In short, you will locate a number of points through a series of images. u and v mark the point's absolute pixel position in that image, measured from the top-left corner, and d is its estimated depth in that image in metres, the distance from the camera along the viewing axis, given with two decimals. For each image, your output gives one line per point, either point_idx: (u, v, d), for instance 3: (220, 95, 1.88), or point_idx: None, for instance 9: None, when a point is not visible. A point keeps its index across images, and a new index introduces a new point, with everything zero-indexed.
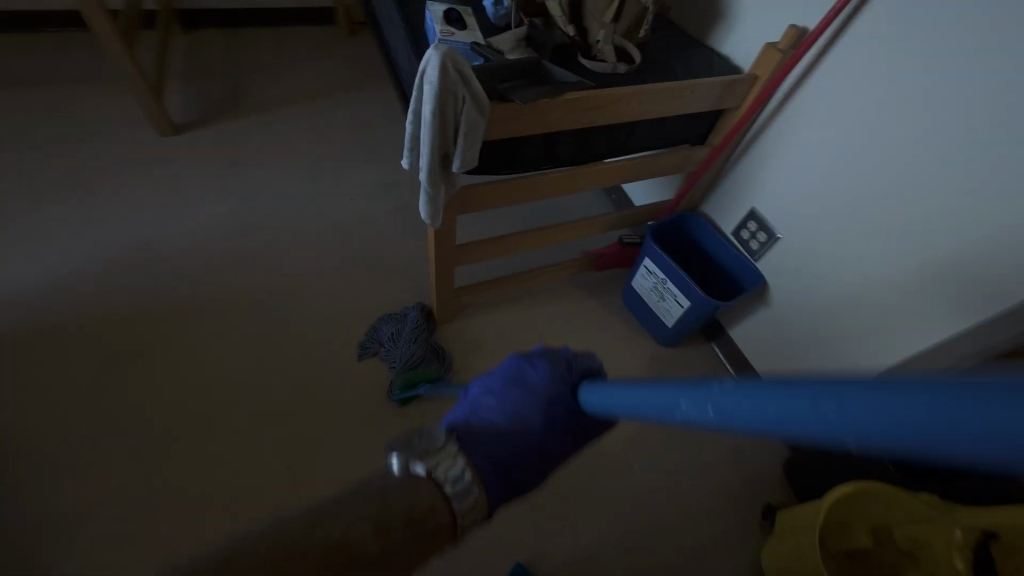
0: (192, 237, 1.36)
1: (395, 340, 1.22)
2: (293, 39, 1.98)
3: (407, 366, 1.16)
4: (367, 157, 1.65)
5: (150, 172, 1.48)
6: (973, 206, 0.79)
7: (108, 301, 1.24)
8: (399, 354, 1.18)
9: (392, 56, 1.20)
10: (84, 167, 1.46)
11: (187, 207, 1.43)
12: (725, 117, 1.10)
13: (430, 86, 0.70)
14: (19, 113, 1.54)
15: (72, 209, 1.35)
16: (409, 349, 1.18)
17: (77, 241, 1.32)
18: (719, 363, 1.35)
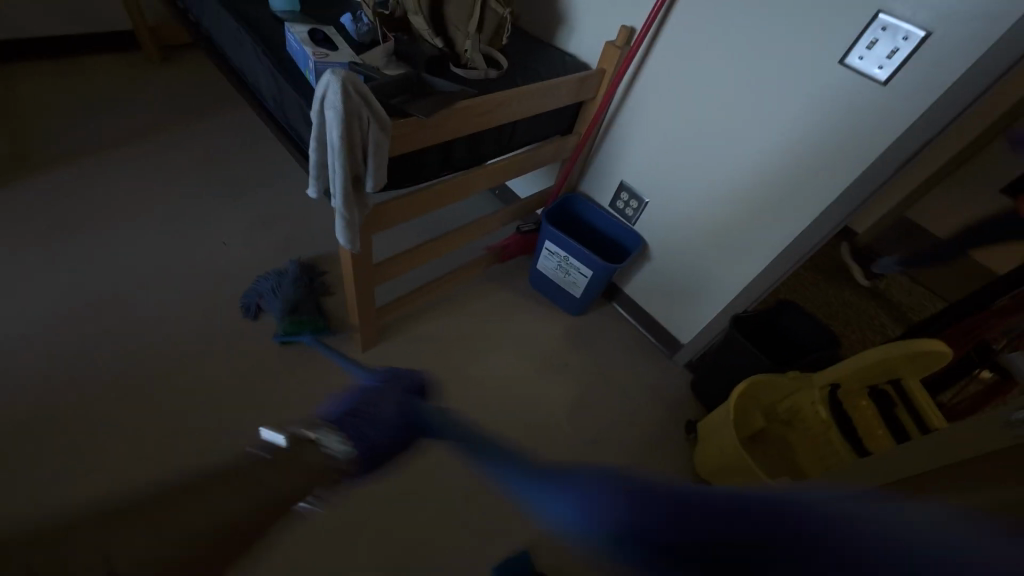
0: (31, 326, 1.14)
1: (276, 290, 1.29)
2: (104, 77, 1.74)
3: (288, 308, 1.24)
4: (232, 198, 1.52)
5: None
6: (772, 148, 1.05)
7: None
8: (281, 296, 1.27)
9: (251, 83, 1.13)
10: None
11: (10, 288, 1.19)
12: (585, 106, 1.27)
13: (334, 111, 0.70)
14: None
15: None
16: (292, 294, 1.27)
17: None
18: (623, 319, 1.54)
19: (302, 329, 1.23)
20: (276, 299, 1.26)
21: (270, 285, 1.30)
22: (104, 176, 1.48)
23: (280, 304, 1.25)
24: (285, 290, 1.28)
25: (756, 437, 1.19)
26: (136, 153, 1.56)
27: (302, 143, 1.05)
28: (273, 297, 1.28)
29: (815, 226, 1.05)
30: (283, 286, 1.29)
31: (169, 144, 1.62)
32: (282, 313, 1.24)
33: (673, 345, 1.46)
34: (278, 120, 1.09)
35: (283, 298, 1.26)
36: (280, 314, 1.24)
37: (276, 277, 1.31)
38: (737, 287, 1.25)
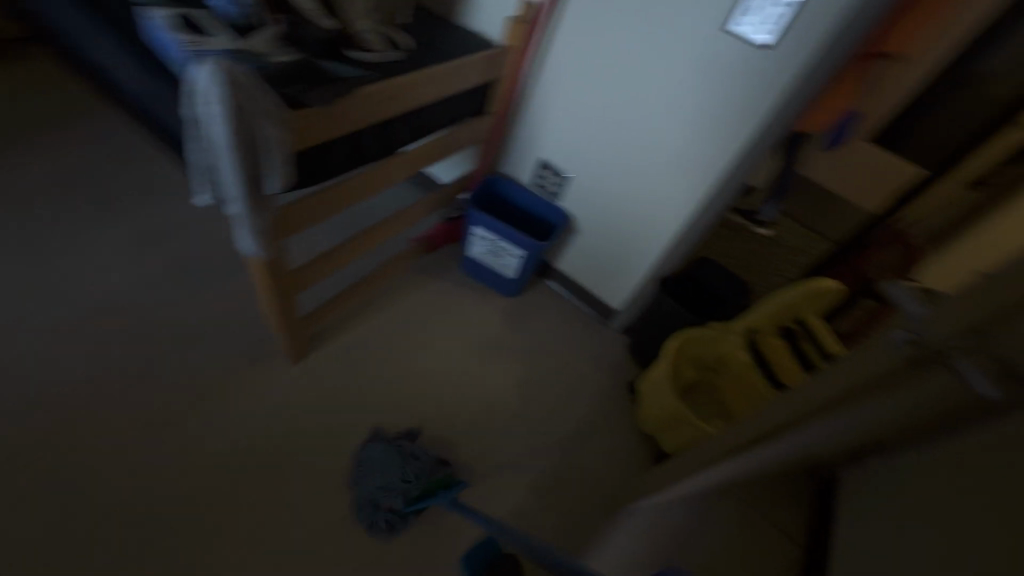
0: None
1: (382, 483, 1.02)
2: None
3: (395, 488, 1.01)
4: (113, 217, 1.35)
5: None
6: (676, 116, 1.11)
7: None
8: (389, 481, 1.02)
9: (113, 80, 0.98)
10: None
11: None
12: (496, 85, 1.25)
13: (218, 106, 0.62)
14: None
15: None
16: (395, 476, 1.02)
17: None
18: (559, 294, 1.57)
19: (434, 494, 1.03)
20: (384, 482, 1.02)
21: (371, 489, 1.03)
22: None
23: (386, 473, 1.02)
24: (378, 466, 1.04)
25: (690, 388, 1.28)
26: None
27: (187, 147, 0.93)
28: (369, 479, 1.03)
29: (719, 189, 1.13)
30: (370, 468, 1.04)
31: (22, 166, 1.39)
32: (404, 487, 1.01)
33: (607, 313, 1.52)
34: (155, 122, 0.96)
35: (382, 482, 1.02)
36: (400, 493, 1.01)
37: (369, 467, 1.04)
38: (659, 251, 1.32)
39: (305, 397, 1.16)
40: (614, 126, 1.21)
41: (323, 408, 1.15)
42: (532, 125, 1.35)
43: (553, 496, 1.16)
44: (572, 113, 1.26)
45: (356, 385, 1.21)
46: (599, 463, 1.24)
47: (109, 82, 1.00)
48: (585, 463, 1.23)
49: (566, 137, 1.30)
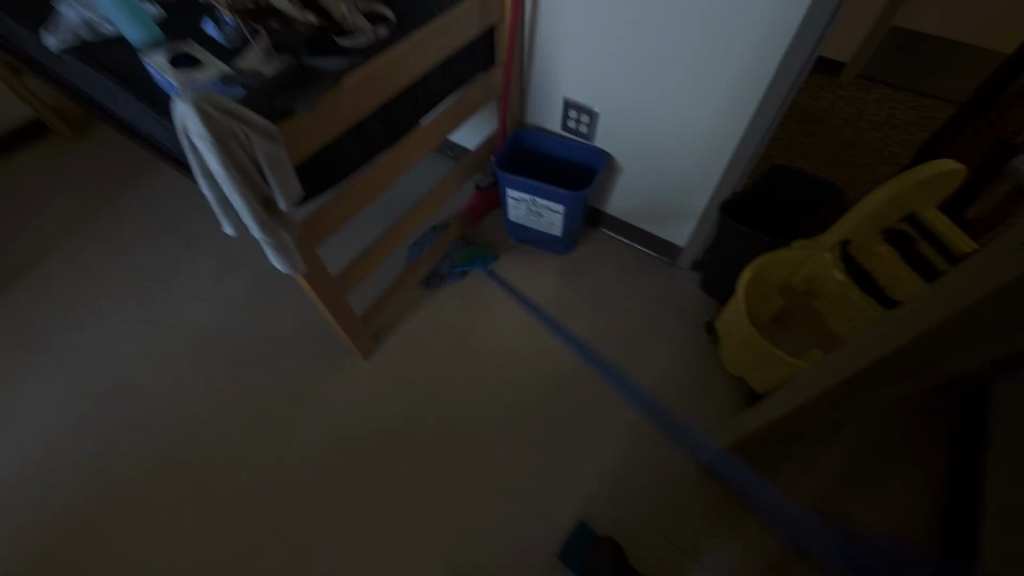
0: (39, 443, 1.16)
1: (440, 257, 1.40)
2: (29, 168, 1.72)
3: (466, 248, 1.41)
4: (191, 248, 1.50)
5: None
6: (706, 12, 0.92)
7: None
8: (449, 251, 1.41)
9: (142, 134, 1.05)
10: None
11: (23, 399, 1.23)
12: (497, 31, 1.13)
13: (203, 140, 0.63)
14: None
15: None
16: (452, 250, 1.41)
17: None
18: (613, 241, 1.46)
19: (478, 259, 1.39)
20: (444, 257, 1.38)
21: (450, 249, 1.41)
22: (59, 273, 1.46)
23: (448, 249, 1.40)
24: (447, 247, 1.41)
25: (776, 318, 1.14)
26: (82, 239, 1.53)
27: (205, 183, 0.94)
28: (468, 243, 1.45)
29: (776, 81, 0.93)
30: (449, 244, 1.43)
31: (112, 219, 1.58)
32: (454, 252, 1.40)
33: (671, 250, 1.38)
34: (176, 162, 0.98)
35: (466, 245, 1.43)
36: (448, 259, 1.39)
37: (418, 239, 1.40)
38: (716, 171, 1.14)
39: (381, 387, 1.22)
40: (637, 40, 1.04)
41: (398, 396, 1.20)
42: (548, 64, 1.22)
43: (637, 452, 1.11)
44: (588, 39, 1.11)
45: (426, 369, 1.24)
46: (683, 412, 1.16)
47: (138, 134, 1.06)
48: (667, 413, 1.16)
49: (588, 67, 1.15)
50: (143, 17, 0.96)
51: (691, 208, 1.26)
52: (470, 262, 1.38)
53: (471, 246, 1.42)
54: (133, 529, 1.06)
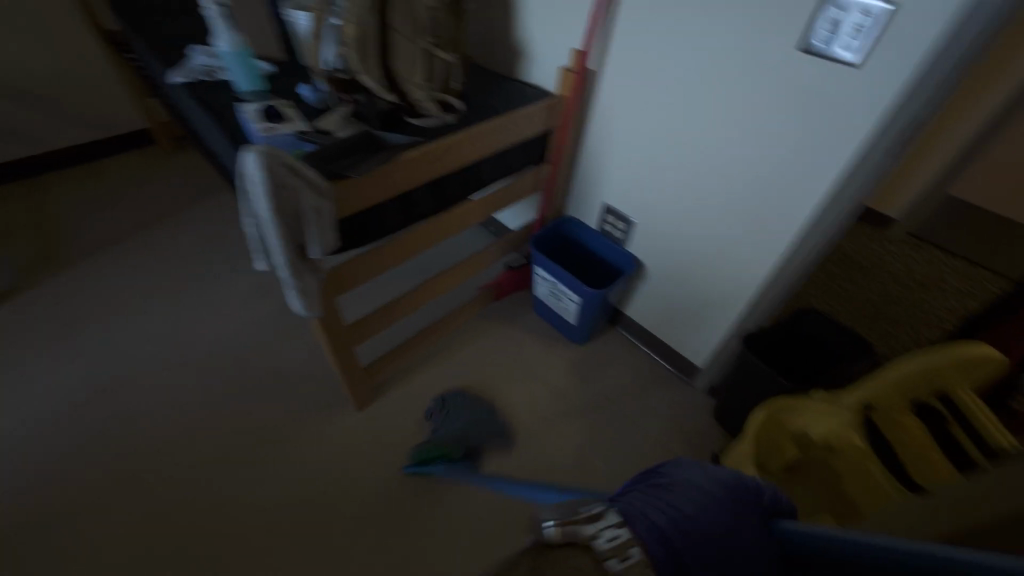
0: (21, 428, 1.16)
1: (448, 416, 1.21)
2: (122, 171, 1.93)
3: (445, 440, 1.15)
4: (232, 268, 1.60)
5: None
6: (747, 153, 0.96)
7: None
8: (463, 424, 1.19)
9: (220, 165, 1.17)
10: None
11: (23, 381, 1.25)
12: (552, 134, 1.23)
13: (259, 186, 0.69)
14: None
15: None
16: (464, 422, 1.20)
17: None
18: (630, 346, 1.45)
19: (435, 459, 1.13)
20: (442, 431, 1.17)
21: (449, 421, 1.20)
22: (109, 268, 1.56)
23: (462, 416, 1.21)
24: (446, 421, 1.20)
25: (789, 468, 1.05)
26: (141, 241, 1.65)
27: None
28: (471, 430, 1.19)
29: (809, 227, 0.93)
30: (456, 411, 1.22)
31: (172, 228, 1.71)
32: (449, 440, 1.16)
33: (689, 368, 1.34)
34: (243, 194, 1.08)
35: (456, 438, 1.16)
36: (443, 436, 1.17)
37: (463, 399, 1.24)
38: (740, 300, 1.13)
39: (362, 445, 1.18)
40: (678, 164, 1.09)
41: (376, 458, 1.16)
42: (594, 170, 1.29)
43: None
44: (633, 154, 1.17)
45: (412, 435, 1.20)
46: None
47: (219, 164, 1.19)
48: None
49: (630, 180, 1.21)
50: (253, 72, 1.11)
51: (712, 330, 1.24)
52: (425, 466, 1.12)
53: (454, 444, 1.15)
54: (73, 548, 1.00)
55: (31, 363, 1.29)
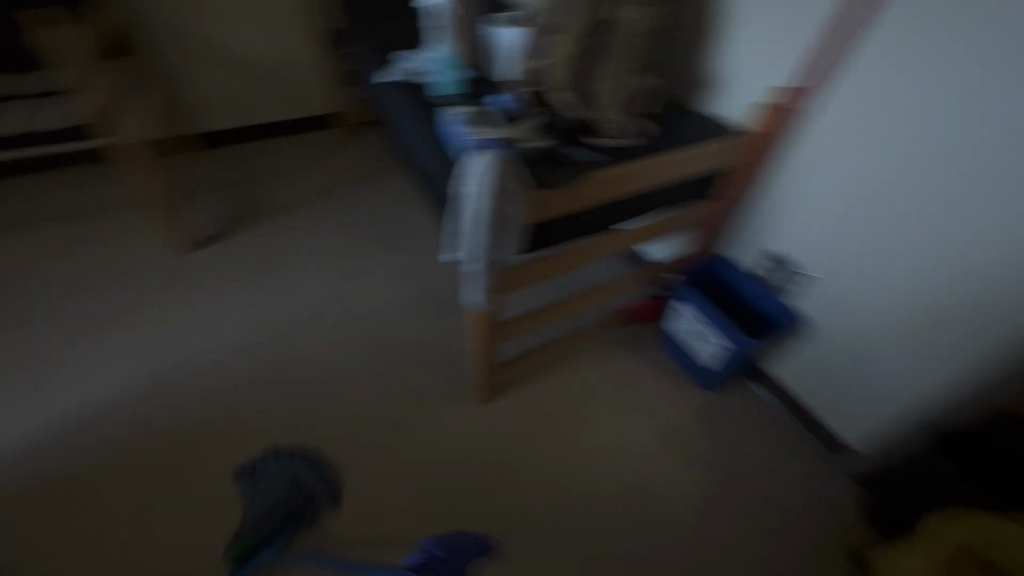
0: (213, 353, 1.38)
1: (257, 489, 1.07)
2: (305, 145, 2.21)
3: (258, 522, 1.02)
4: (385, 246, 1.75)
5: (184, 283, 1.56)
6: (983, 226, 0.87)
7: (148, 414, 1.25)
8: (281, 502, 1.05)
9: (412, 160, 1.31)
10: (121, 284, 1.54)
11: (217, 312, 1.49)
12: (729, 172, 1.16)
13: (483, 186, 0.75)
14: (58, 237, 1.64)
15: (86, 339, 1.38)
16: (252, 507, 1.04)
17: (116, 358, 1.35)
18: (766, 404, 1.35)
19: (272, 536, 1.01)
20: (262, 504, 1.04)
21: (253, 497, 1.06)
22: (288, 227, 1.79)
23: (274, 493, 1.06)
24: (252, 503, 1.05)
25: None
26: (314, 209, 1.88)
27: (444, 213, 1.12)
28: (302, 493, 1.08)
29: None
30: (306, 470, 1.11)
31: (340, 200, 1.92)
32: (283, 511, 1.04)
33: (834, 444, 1.24)
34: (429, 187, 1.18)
35: (275, 509, 1.04)
36: (278, 509, 1.04)
37: (283, 466, 1.10)
38: (929, 382, 1.02)
39: (484, 441, 1.24)
40: (882, 223, 1.01)
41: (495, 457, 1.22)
42: (768, 213, 1.24)
43: None
44: (824, 205, 1.10)
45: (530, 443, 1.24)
46: None
47: (409, 157, 1.32)
48: None
49: (813, 230, 1.14)
50: (456, 80, 1.24)
51: (880, 408, 1.13)
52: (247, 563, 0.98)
53: (277, 514, 1.03)
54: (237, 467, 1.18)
55: (223, 298, 1.53)
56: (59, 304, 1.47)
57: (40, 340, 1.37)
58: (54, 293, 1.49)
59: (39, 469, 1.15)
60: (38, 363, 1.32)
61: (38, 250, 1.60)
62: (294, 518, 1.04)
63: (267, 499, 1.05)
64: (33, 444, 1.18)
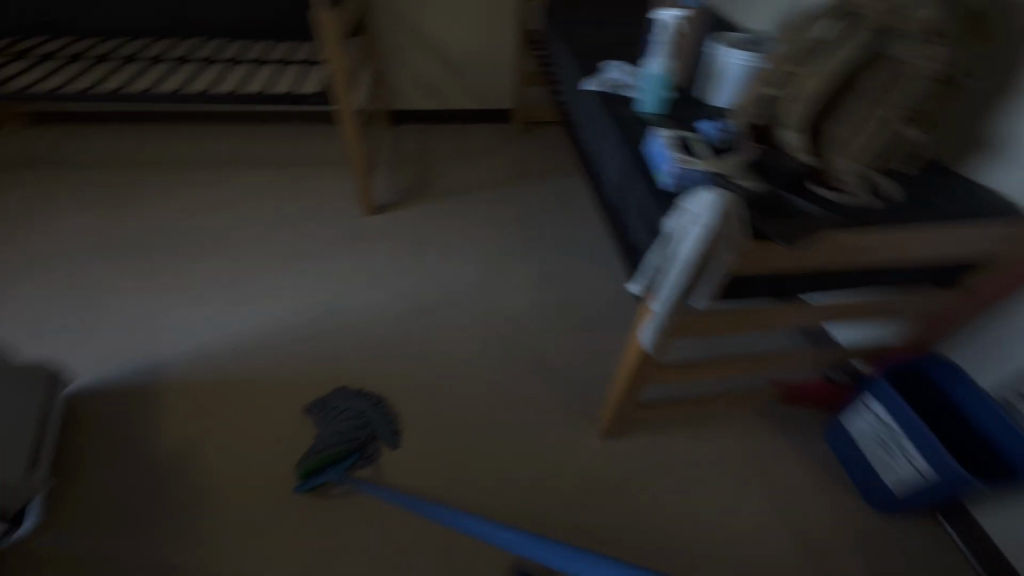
0: (372, 308, 1.53)
1: (330, 421, 1.22)
2: (483, 135, 2.33)
3: (329, 446, 1.16)
4: (536, 248, 1.77)
5: (362, 240, 1.76)
6: None
7: (310, 344, 1.41)
8: (346, 432, 1.19)
9: (596, 172, 1.27)
10: (315, 229, 1.78)
11: (382, 272, 1.64)
12: (998, 265, 0.91)
13: (700, 229, 0.67)
14: (279, 178, 1.96)
15: (283, 268, 1.63)
16: (331, 430, 1.20)
17: (298, 290, 1.56)
18: (955, 554, 1.10)
19: (332, 465, 1.14)
20: (332, 431, 1.19)
21: (332, 422, 1.22)
22: (453, 209, 1.90)
23: (341, 426, 1.20)
24: (322, 430, 1.21)
25: None
26: (478, 196, 1.97)
27: (625, 234, 1.06)
28: (365, 431, 1.22)
29: None
30: (368, 405, 1.26)
31: (503, 194, 1.99)
32: (345, 440, 1.18)
33: None
34: (613, 204, 1.14)
35: (344, 438, 1.18)
36: (342, 437, 1.18)
37: (355, 401, 1.26)
38: None
39: (598, 475, 1.19)
40: None
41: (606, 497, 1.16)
42: None
43: None
44: None
45: (647, 497, 1.16)
46: None
47: (593, 169, 1.29)
48: None
49: None
50: (664, 98, 1.17)
51: None
52: (313, 481, 1.12)
53: (344, 443, 1.17)
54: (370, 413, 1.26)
55: (389, 260, 1.69)
56: (269, 233, 1.74)
57: (250, 259, 1.65)
58: (267, 223, 1.78)
59: (225, 362, 1.35)
60: (244, 278, 1.58)
61: (264, 186, 1.92)
62: (353, 451, 1.17)
63: (342, 426, 1.20)
64: (224, 343, 1.40)
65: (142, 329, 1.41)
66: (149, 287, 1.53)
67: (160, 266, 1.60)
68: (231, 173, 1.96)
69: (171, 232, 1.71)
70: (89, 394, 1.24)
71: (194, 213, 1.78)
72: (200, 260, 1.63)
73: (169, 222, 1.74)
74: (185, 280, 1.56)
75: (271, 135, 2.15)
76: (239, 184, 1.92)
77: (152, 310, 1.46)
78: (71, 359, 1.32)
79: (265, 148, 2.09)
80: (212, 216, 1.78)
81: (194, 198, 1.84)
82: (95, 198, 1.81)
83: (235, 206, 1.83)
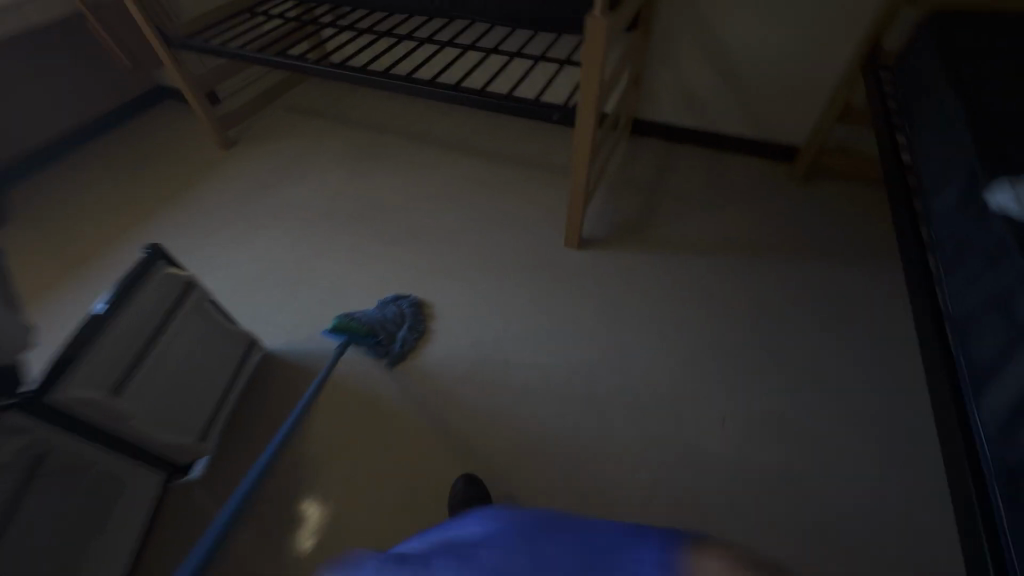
0: (534, 368, 1.33)
1: (382, 309, 1.43)
2: (740, 172, 1.80)
3: (365, 322, 1.37)
4: (765, 368, 1.29)
5: (551, 275, 1.55)
6: None
7: (462, 386, 1.31)
8: (384, 323, 1.39)
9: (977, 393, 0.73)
10: (510, 245, 1.63)
11: (559, 325, 1.42)
12: None
13: None
14: (496, 175, 1.85)
15: (464, 282, 1.54)
16: (377, 315, 1.40)
17: (471, 314, 1.46)
18: None
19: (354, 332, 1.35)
20: (375, 315, 1.40)
21: (383, 312, 1.42)
22: (667, 270, 1.52)
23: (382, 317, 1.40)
24: (372, 311, 1.42)
25: None
26: (707, 262, 1.53)
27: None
28: (395, 335, 1.39)
29: None
30: (411, 316, 1.43)
31: (741, 268, 1.50)
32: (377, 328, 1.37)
33: None
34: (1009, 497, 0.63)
35: (378, 324, 1.38)
36: (378, 322, 1.38)
37: (406, 307, 1.45)
38: None
39: None
40: None
41: None
42: None
43: None
44: None
45: None
46: None
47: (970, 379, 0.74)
48: None
49: None
50: None
51: None
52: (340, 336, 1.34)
53: (375, 326, 1.37)
54: (420, 346, 1.40)
55: (573, 312, 1.44)
56: (467, 237, 1.66)
57: (441, 261, 1.60)
58: (469, 225, 1.70)
59: (383, 374, 1.34)
60: (428, 281, 1.55)
61: (480, 181, 1.84)
62: (378, 337, 1.36)
63: (385, 318, 1.40)
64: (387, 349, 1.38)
65: (334, 306, 1.49)
66: (353, 261, 1.61)
67: (368, 242, 1.67)
68: (456, 158, 1.93)
69: (388, 209, 1.77)
70: (273, 362, 1.34)
71: (413, 195, 1.82)
72: (400, 246, 1.65)
73: (391, 199, 1.81)
74: (382, 264, 1.60)
75: (503, 126, 2.05)
76: (460, 172, 1.89)
77: (348, 287, 1.54)
78: (277, 315, 1.47)
79: (494, 139, 2.01)
80: (426, 202, 1.78)
81: (418, 179, 1.88)
82: (344, 158, 1.99)
83: (448, 196, 1.80)
